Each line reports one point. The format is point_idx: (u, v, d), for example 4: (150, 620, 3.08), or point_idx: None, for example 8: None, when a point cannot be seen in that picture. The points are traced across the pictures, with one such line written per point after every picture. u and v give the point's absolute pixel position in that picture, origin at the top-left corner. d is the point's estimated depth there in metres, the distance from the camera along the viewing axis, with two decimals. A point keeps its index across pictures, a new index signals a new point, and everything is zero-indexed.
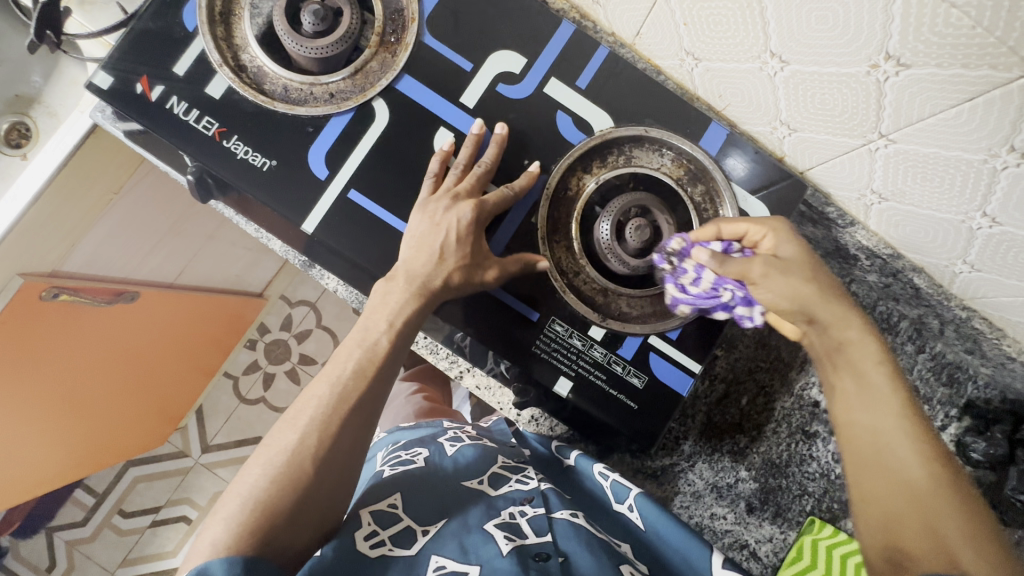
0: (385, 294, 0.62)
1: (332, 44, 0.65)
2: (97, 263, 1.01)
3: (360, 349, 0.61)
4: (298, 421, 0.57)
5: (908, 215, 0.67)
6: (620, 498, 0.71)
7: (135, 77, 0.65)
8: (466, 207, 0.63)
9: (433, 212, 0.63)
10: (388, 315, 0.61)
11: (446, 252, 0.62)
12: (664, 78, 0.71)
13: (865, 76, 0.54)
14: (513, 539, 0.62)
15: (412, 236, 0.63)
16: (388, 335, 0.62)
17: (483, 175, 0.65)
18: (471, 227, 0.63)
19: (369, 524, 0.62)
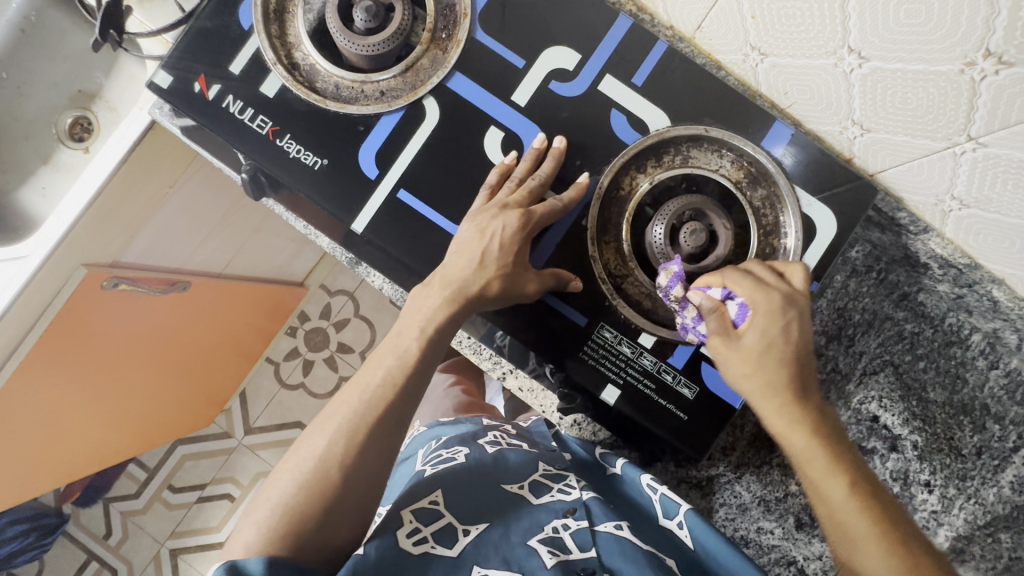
0: (420, 301, 0.63)
1: (384, 42, 0.64)
2: (154, 254, 1.05)
3: (414, 353, 0.61)
4: (327, 427, 0.58)
5: (988, 224, 0.62)
6: (670, 513, 0.69)
7: (192, 77, 0.65)
8: (512, 215, 0.62)
9: (478, 219, 0.63)
10: (421, 323, 0.62)
11: (486, 260, 0.62)
12: (724, 73, 0.67)
13: (958, 75, 0.51)
14: (557, 554, 0.60)
15: (458, 241, 0.63)
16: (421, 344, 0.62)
17: (537, 189, 0.64)
18: (516, 236, 0.62)
19: (411, 522, 0.62)
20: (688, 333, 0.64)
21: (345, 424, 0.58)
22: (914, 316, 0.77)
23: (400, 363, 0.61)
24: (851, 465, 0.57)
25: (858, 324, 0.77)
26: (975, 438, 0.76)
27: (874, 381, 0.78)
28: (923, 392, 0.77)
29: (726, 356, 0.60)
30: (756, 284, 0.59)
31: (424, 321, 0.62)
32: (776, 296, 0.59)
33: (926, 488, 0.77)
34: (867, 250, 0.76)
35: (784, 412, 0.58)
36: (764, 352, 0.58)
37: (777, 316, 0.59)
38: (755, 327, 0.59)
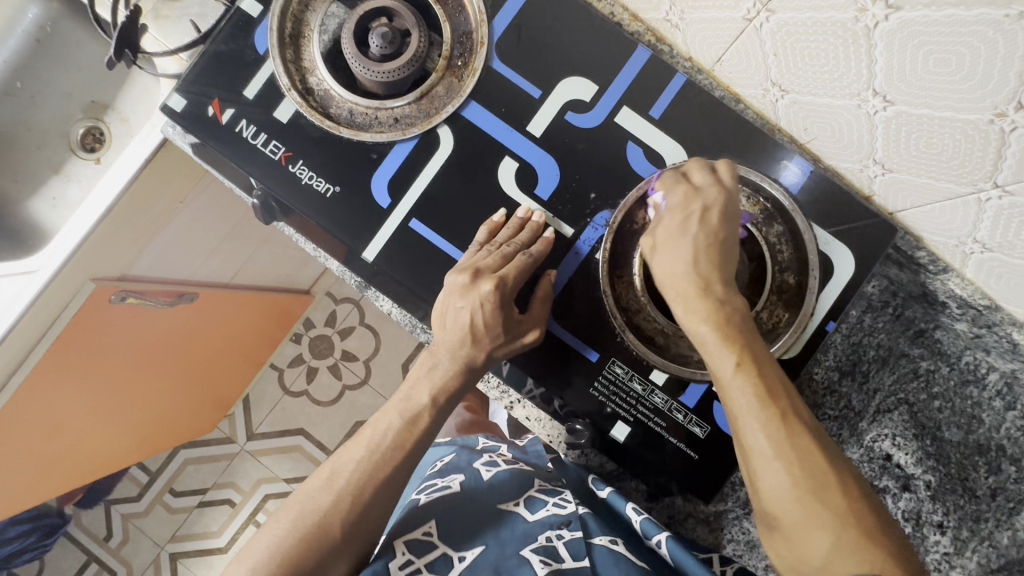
0: (430, 367, 0.64)
1: (398, 69, 0.63)
2: (161, 266, 1.04)
3: (427, 414, 0.63)
4: (335, 484, 0.60)
5: (1011, 268, 0.61)
6: (650, 534, 0.68)
7: (207, 101, 0.65)
8: (485, 285, 0.60)
9: (452, 293, 0.62)
10: (431, 388, 0.63)
11: (477, 334, 0.62)
12: (743, 106, 0.66)
13: (987, 125, 0.50)
14: (549, 563, 0.61)
15: (441, 301, 0.63)
16: (430, 410, 0.64)
17: (511, 254, 0.62)
18: (497, 306, 0.61)
19: (403, 554, 0.61)
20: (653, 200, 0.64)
21: (356, 478, 0.60)
22: (930, 353, 0.75)
23: (411, 422, 0.63)
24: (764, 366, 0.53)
25: (873, 361, 0.76)
26: (990, 479, 0.74)
27: (889, 419, 0.77)
28: (938, 432, 0.76)
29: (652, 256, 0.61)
30: (705, 180, 0.61)
31: (436, 385, 0.63)
32: (718, 191, 0.60)
33: (939, 530, 0.76)
34: (883, 286, 0.75)
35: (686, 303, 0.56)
36: (700, 250, 0.58)
37: (706, 210, 0.59)
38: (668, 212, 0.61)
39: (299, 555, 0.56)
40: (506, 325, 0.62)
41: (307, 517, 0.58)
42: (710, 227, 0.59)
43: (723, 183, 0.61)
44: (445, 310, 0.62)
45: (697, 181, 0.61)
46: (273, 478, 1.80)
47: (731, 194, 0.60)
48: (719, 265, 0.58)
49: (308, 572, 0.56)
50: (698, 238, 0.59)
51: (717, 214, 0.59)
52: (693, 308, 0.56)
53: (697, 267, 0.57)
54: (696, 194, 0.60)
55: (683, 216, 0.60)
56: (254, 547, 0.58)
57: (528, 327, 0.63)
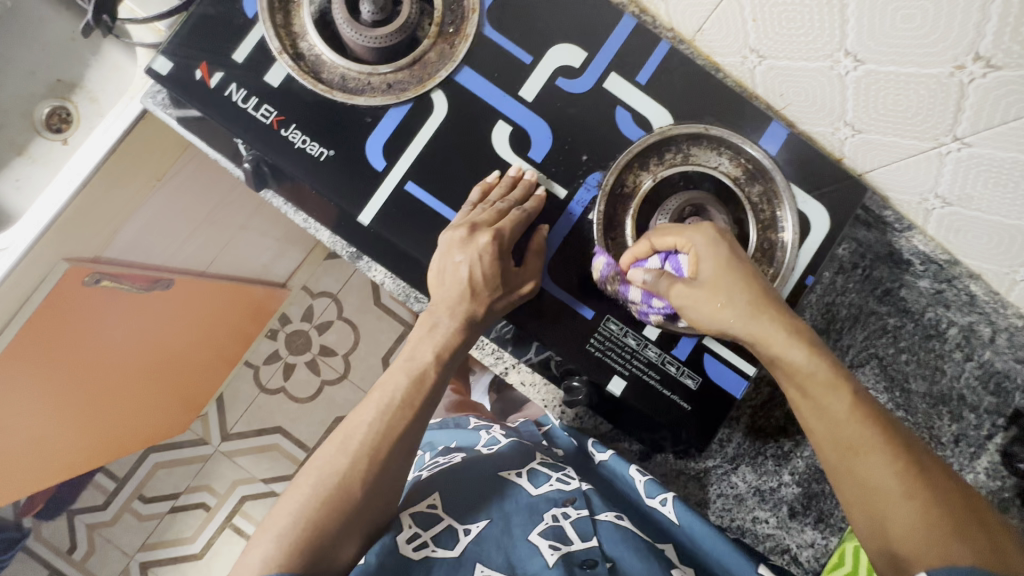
0: (431, 327, 0.64)
1: (392, 35, 0.64)
2: (138, 249, 1.01)
3: (432, 371, 0.64)
4: (349, 446, 0.60)
5: (968, 220, 0.66)
6: (653, 493, 0.74)
7: (194, 64, 0.64)
8: (483, 237, 0.62)
9: (450, 249, 0.63)
10: (435, 346, 0.64)
11: (476, 288, 0.63)
12: (722, 75, 0.70)
13: (948, 78, 0.53)
14: (558, 548, 0.64)
15: (439, 256, 0.64)
16: (435, 367, 0.64)
17: (505, 209, 0.63)
18: (494, 258, 0.62)
19: (410, 527, 0.65)
20: (648, 313, 0.65)
21: (370, 439, 0.60)
22: (896, 311, 0.79)
23: (418, 381, 0.63)
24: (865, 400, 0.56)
25: (845, 320, 0.80)
26: (952, 427, 0.80)
27: (862, 373, 0.81)
28: (906, 384, 0.80)
29: (696, 302, 0.58)
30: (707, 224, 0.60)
31: (439, 344, 0.64)
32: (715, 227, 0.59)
33: None
34: (853, 248, 0.77)
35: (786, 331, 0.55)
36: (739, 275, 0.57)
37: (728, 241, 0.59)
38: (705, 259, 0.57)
39: (319, 520, 0.55)
40: (504, 277, 0.64)
41: (326, 480, 0.58)
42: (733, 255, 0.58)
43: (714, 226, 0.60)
44: (444, 267, 0.63)
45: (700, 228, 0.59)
46: (251, 479, 1.75)
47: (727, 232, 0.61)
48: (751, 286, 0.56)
49: (328, 535, 0.55)
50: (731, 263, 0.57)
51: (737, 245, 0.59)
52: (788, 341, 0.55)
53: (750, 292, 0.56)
54: (722, 232, 0.59)
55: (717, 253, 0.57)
56: (275, 513, 0.57)
57: (525, 278, 0.65)
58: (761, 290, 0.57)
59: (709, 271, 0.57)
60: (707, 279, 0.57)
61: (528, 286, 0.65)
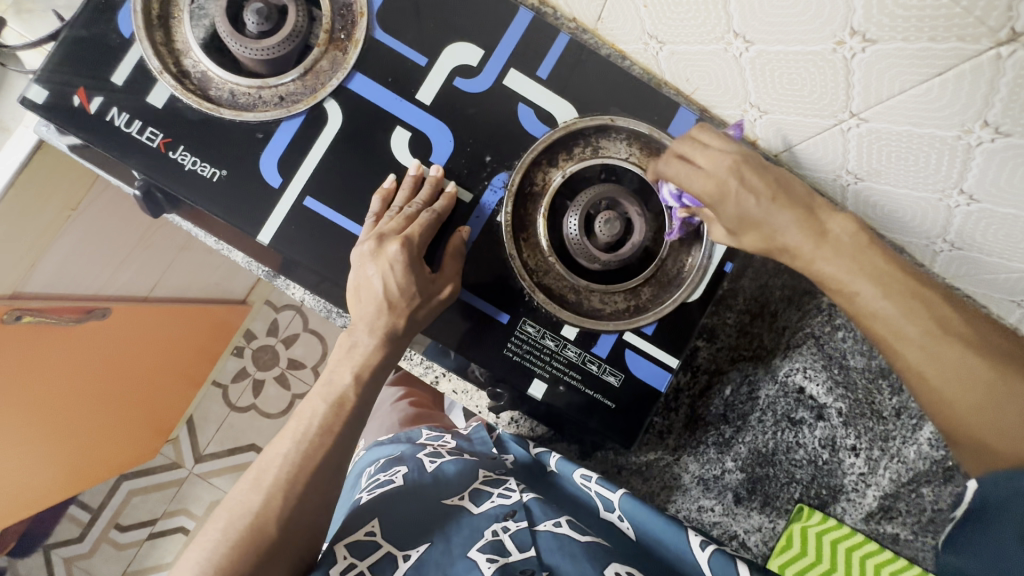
0: (350, 346, 0.61)
1: (278, 44, 0.62)
2: (62, 282, 0.98)
3: (352, 393, 0.60)
4: (262, 483, 0.56)
5: (883, 195, 0.65)
6: (609, 506, 0.72)
7: (72, 90, 0.61)
8: (392, 245, 0.60)
9: (362, 262, 0.60)
10: (353, 366, 0.61)
11: (393, 300, 0.60)
12: (629, 63, 0.69)
13: (832, 54, 0.52)
14: (496, 560, 0.61)
15: (354, 275, 0.61)
16: (355, 388, 0.61)
17: (413, 214, 0.62)
18: (405, 267, 0.60)
19: (345, 558, 0.61)
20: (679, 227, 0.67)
21: (284, 473, 0.56)
22: None
23: (337, 405, 0.60)
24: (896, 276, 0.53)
25: (779, 301, 0.80)
26: (894, 400, 0.80)
27: (799, 353, 0.81)
28: (845, 360, 0.80)
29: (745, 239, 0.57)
30: (713, 157, 0.56)
31: (358, 362, 0.61)
32: (733, 158, 0.55)
33: (853, 452, 0.80)
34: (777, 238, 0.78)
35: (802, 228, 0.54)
36: (769, 208, 0.55)
37: (743, 180, 0.55)
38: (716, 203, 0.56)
39: (226, 563, 0.52)
40: (419, 284, 0.61)
41: (236, 522, 0.55)
42: (759, 190, 0.55)
43: (727, 150, 0.56)
44: (359, 283, 0.61)
45: (711, 170, 0.56)
46: None
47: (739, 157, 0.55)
48: (794, 206, 0.55)
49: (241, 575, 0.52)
50: (759, 206, 0.55)
51: (751, 174, 0.55)
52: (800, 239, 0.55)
53: (774, 223, 0.55)
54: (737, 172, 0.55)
55: (734, 200, 0.55)
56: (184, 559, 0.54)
57: (442, 284, 0.63)
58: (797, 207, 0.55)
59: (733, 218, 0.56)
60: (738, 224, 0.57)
61: (449, 289, 0.63)
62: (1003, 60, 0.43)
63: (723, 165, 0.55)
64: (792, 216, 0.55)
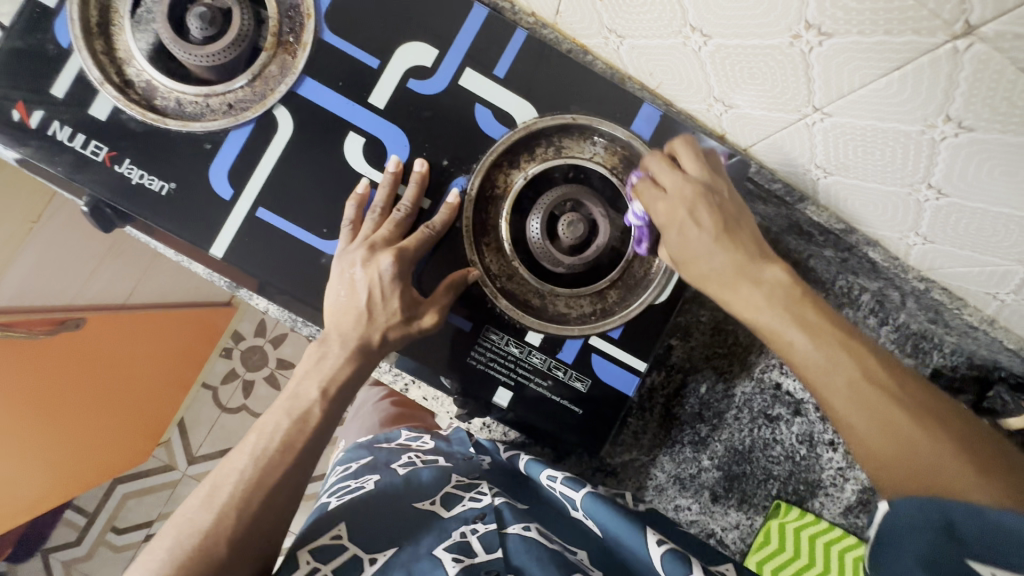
0: (320, 357, 0.59)
1: (223, 51, 0.59)
2: (30, 294, 0.96)
3: (318, 408, 0.58)
4: (215, 500, 0.53)
5: (853, 189, 0.63)
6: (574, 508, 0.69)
7: (9, 104, 0.59)
8: (385, 256, 0.58)
9: (347, 268, 0.59)
10: (320, 380, 0.58)
11: (374, 309, 0.59)
12: (591, 58, 0.66)
13: (789, 48, 0.49)
14: (461, 560, 0.60)
15: (337, 283, 0.59)
16: (321, 404, 0.58)
17: (403, 219, 0.61)
18: (396, 279, 0.59)
19: (309, 561, 0.59)
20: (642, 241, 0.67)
21: (239, 489, 0.54)
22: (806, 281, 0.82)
23: (301, 421, 0.57)
24: (825, 316, 0.52)
25: None
26: None
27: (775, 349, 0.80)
28: None
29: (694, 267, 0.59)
30: (676, 181, 0.60)
31: (325, 376, 0.58)
32: (691, 188, 0.59)
33: (831, 447, 0.80)
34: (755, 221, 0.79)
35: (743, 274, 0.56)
36: (713, 244, 0.57)
37: (693, 211, 0.58)
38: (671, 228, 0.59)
39: None
40: (405, 298, 0.60)
41: (185, 541, 0.52)
42: (705, 224, 0.58)
43: (691, 178, 0.60)
44: (340, 290, 0.59)
45: (670, 193, 0.60)
46: None
47: (701, 189, 0.59)
48: (738, 247, 0.57)
49: None
50: (701, 239, 0.58)
51: (706, 209, 0.58)
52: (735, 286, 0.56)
53: (716, 258, 0.57)
54: (698, 196, 0.59)
55: (678, 226, 0.59)
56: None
57: (426, 309, 0.61)
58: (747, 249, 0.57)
59: (678, 249, 0.59)
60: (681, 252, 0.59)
61: (432, 317, 0.60)
62: (960, 53, 0.41)
63: (682, 188, 0.59)
64: (730, 256, 0.57)
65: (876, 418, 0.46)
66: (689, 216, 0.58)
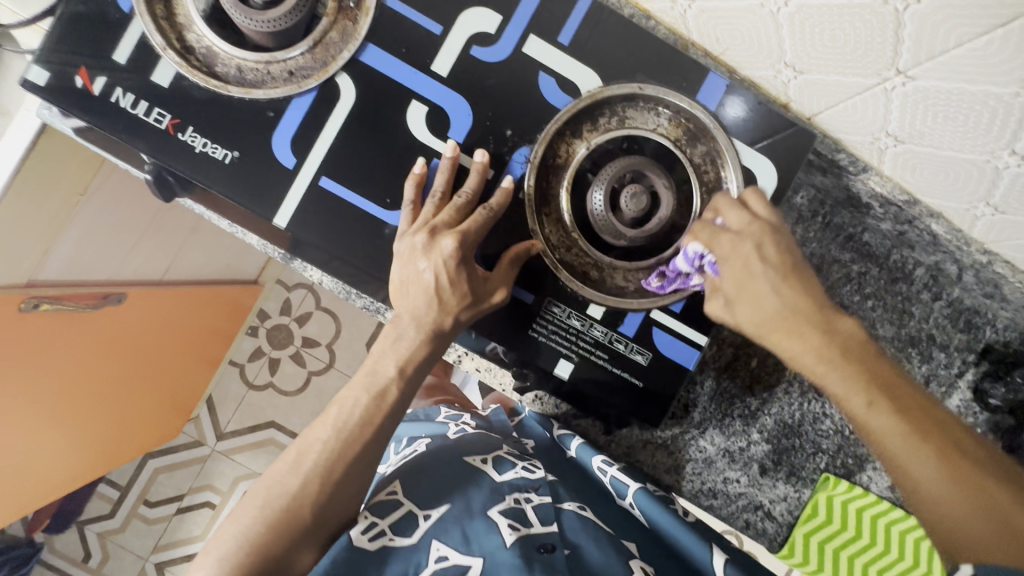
0: (395, 338, 0.59)
1: (286, 15, 0.58)
2: (77, 267, 0.97)
3: (396, 388, 0.58)
4: (302, 467, 0.55)
5: (924, 158, 0.61)
6: (622, 493, 0.73)
7: (73, 70, 0.58)
8: (446, 239, 0.57)
9: (412, 256, 0.58)
10: (398, 359, 0.58)
11: (443, 295, 0.58)
12: (654, 23, 0.65)
13: (882, 7, 0.49)
14: (517, 529, 0.61)
15: (399, 270, 0.59)
16: (399, 382, 0.58)
17: (464, 205, 0.60)
18: (460, 264, 0.57)
19: (368, 518, 0.61)
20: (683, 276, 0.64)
21: (323, 460, 0.55)
22: (860, 256, 0.79)
23: (380, 397, 0.57)
24: (868, 368, 0.53)
25: (808, 270, 0.79)
26: (922, 368, 0.81)
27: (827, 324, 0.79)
28: (873, 329, 0.80)
29: (743, 303, 0.58)
30: (743, 221, 0.59)
31: (403, 356, 0.58)
32: (760, 225, 0.59)
33: None
34: (810, 196, 0.77)
35: (800, 332, 0.55)
36: (777, 284, 0.57)
37: (761, 247, 0.58)
38: (729, 274, 0.58)
39: (267, 544, 0.52)
40: (472, 285, 0.58)
41: (273, 502, 0.54)
42: (772, 261, 0.57)
43: (758, 218, 0.60)
44: (407, 278, 0.58)
45: (738, 230, 0.59)
46: (250, 474, 1.75)
47: (770, 228, 0.59)
48: (797, 292, 0.57)
49: (279, 557, 0.52)
50: (766, 275, 0.57)
51: (771, 246, 0.58)
52: (802, 344, 0.55)
53: (783, 301, 0.56)
54: (764, 237, 0.59)
55: (742, 261, 0.58)
56: (218, 538, 0.54)
57: (495, 286, 0.60)
58: (801, 301, 0.57)
59: (729, 285, 0.59)
60: (729, 289, 0.59)
61: (503, 292, 0.60)
62: None
63: (744, 227, 0.59)
64: (785, 302, 0.56)
65: (954, 484, 0.49)
66: (755, 253, 0.58)
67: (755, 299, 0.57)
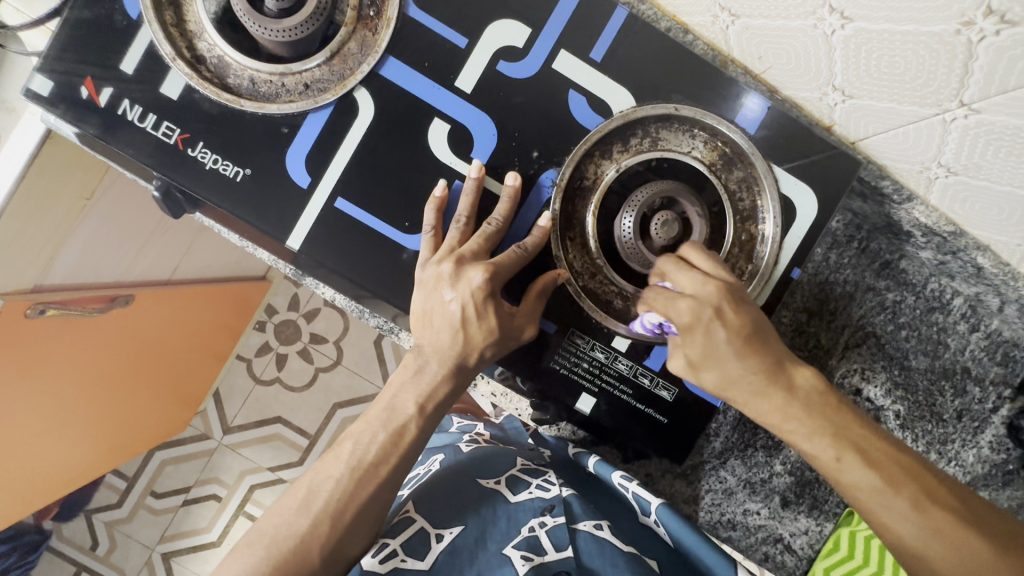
0: (416, 370, 0.57)
1: (301, 24, 0.55)
2: (83, 271, 0.95)
3: (413, 425, 0.56)
4: (312, 506, 0.53)
5: (978, 192, 0.56)
6: (645, 510, 0.68)
7: (78, 81, 0.55)
8: (474, 271, 0.54)
9: (437, 285, 0.55)
10: (417, 396, 0.56)
11: (469, 328, 0.55)
12: (692, 37, 0.60)
13: (954, 36, 0.47)
14: (531, 559, 0.58)
15: (421, 300, 0.56)
16: (417, 420, 0.56)
17: (492, 233, 0.57)
18: (489, 296, 0.55)
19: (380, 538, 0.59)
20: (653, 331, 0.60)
21: (335, 499, 0.53)
22: (896, 284, 0.75)
23: (397, 435, 0.55)
24: (836, 417, 0.52)
25: (840, 297, 0.75)
26: (956, 402, 0.77)
27: (857, 354, 0.76)
28: (906, 361, 0.77)
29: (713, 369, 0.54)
30: (695, 283, 0.54)
31: (423, 393, 0.56)
32: (715, 285, 0.54)
33: None
34: (847, 220, 0.73)
35: (768, 388, 0.53)
36: (740, 349, 0.53)
37: (720, 312, 0.53)
38: (695, 342, 0.54)
39: None
40: (499, 319, 0.55)
41: (282, 541, 0.52)
42: (733, 326, 0.53)
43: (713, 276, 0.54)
44: (430, 308, 0.55)
45: (693, 293, 0.54)
46: (256, 469, 1.74)
47: (729, 286, 0.54)
48: (762, 355, 0.53)
49: None
50: (729, 343, 0.53)
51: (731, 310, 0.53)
52: (770, 404, 0.53)
53: (745, 366, 0.53)
54: (725, 297, 0.53)
55: (703, 330, 0.53)
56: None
57: (522, 322, 0.57)
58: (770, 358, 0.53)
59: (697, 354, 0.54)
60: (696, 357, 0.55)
61: (532, 327, 0.58)
62: None
63: (698, 295, 0.53)
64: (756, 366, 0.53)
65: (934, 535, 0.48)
66: (715, 318, 0.53)
67: (722, 366, 0.53)
